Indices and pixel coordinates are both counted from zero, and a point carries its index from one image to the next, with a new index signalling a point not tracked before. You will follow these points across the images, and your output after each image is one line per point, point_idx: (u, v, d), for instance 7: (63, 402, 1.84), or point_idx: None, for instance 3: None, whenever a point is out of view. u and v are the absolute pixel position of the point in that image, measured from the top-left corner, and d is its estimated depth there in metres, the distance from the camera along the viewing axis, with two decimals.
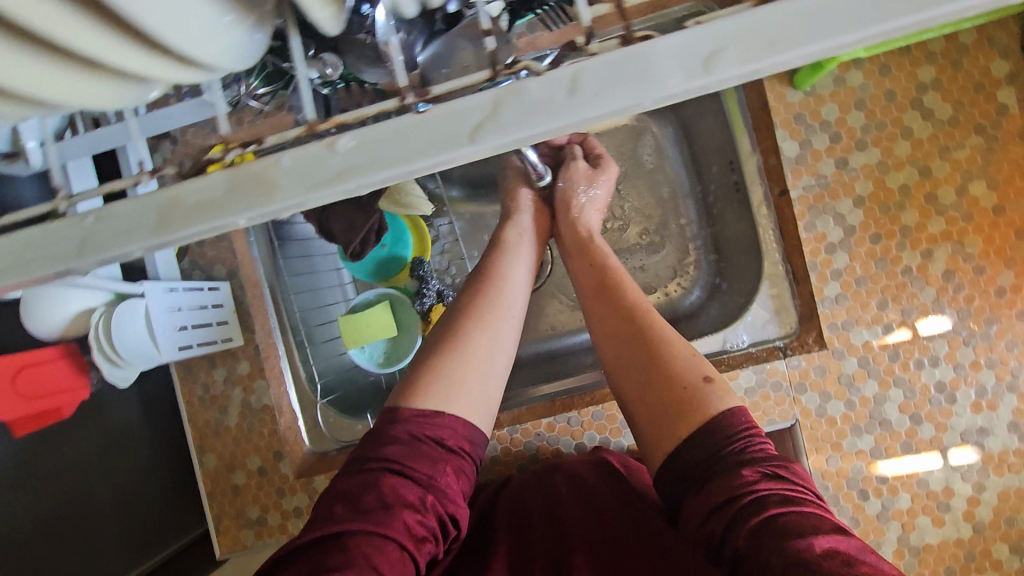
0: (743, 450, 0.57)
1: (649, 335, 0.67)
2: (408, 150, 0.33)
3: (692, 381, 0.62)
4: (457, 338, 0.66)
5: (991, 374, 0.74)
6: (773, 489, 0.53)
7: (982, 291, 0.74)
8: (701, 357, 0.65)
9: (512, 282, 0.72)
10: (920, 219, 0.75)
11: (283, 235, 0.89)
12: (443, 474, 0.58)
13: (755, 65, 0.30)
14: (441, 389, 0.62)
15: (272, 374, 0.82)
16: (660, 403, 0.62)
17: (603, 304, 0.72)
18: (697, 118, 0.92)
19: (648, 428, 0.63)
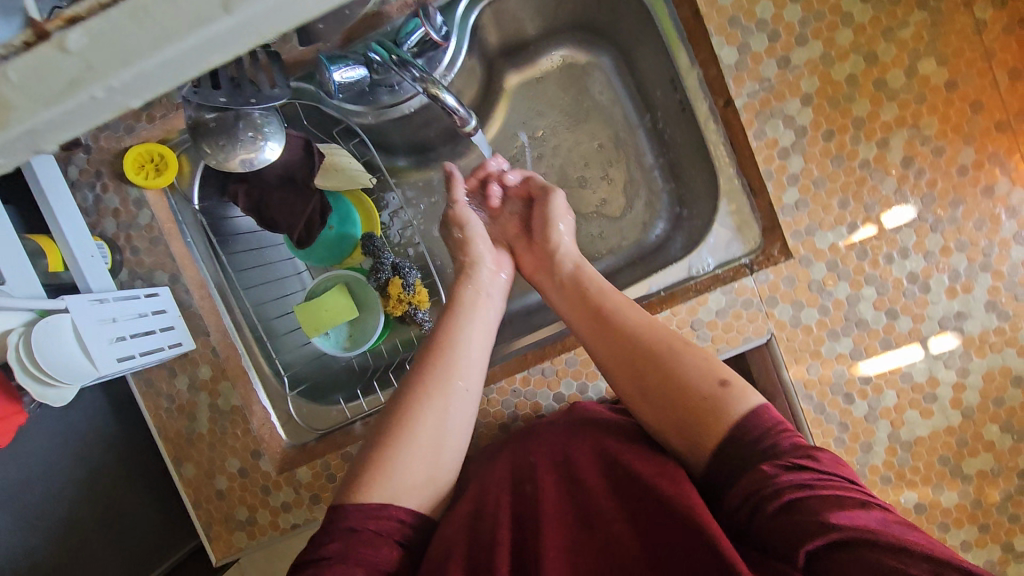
0: (767, 443, 0.55)
1: (656, 355, 0.66)
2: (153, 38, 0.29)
3: (709, 390, 0.61)
4: (404, 420, 0.65)
5: (962, 257, 0.72)
6: (799, 477, 0.51)
7: (943, 172, 0.71)
8: (713, 361, 0.64)
9: (465, 354, 0.71)
10: (872, 108, 0.72)
11: (224, 231, 0.86)
12: (386, 557, 0.57)
13: None
14: (385, 485, 0.60)
15: (236, 374, 0.80)
16: (683, 423, 0.61)
17: (598, 332, 0.71)
18: (634, 43, 0.89)
19: (679, 442, 0.62)
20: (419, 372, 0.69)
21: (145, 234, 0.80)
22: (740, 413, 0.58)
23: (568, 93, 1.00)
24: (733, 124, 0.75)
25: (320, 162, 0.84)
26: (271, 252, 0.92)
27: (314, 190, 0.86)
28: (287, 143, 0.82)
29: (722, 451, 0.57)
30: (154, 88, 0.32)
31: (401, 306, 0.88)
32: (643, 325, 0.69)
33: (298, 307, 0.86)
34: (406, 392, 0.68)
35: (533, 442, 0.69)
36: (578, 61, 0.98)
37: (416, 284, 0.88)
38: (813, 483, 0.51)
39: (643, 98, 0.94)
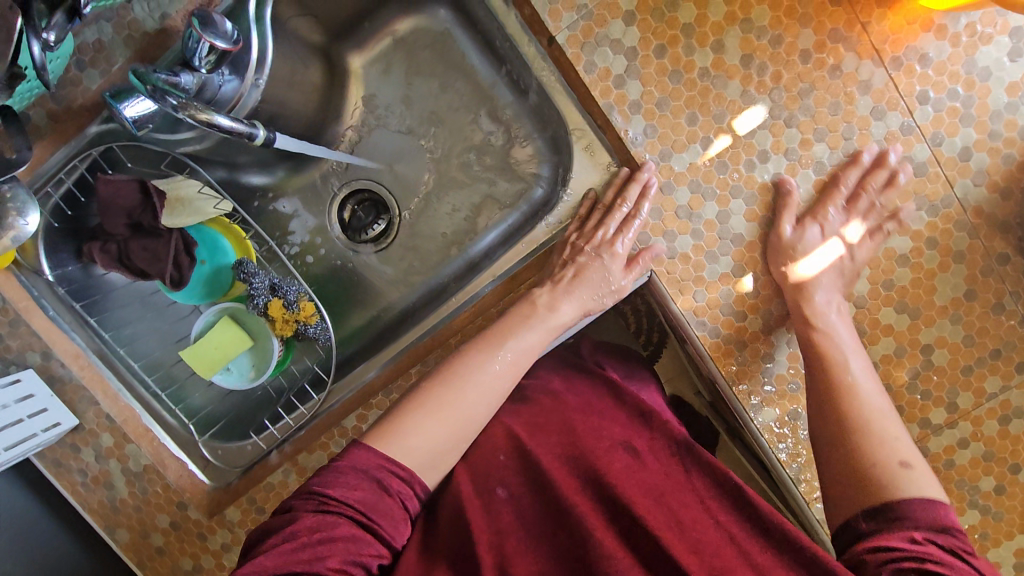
0: (928, 524, 0.57)
1: (870, 430, 0.64)
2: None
3: (886, 466, 0.61)
4: (453, 399, 0.64)
5: (823, 146, 0.69)
6: (948, 560, 0.53)
7: (786, 63, 0.67)
8: (897, 437, 0.64)
9: (528, 347, 0.70)
10: (699, 10, 0.67)
11: (92, 295, 0.83)
12: (400, 532, 0.59)
13: None
14: (422, 453, 0.62)
15: (139, 434, 0.79)
16: (843, 476, 0.63)
17: (815, 375, 0.68)
18: None
19: (830, 481, 0.65)
20: (486, 359, 0.68)
21: (3, 318, 0.77)
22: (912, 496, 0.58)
23: (418, 60, 0.93)
24: (562, 62, 0.71)
25: (162, 202, 0.81)
26: (150, 300, 0.88)
27: (169, 231, 0.83)
28: (121, 190, 0.78)
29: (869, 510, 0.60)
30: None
31: (290, 327, 0.86)
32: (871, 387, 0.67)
33: (185, 352, 0.82)
34: (466, 374, 0.66)
35: (499, 438, 0.68)
36: (418, 25, 0.92)
37: (299, 300, 0.86)
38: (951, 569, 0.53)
39: (490, 48, 0.88)
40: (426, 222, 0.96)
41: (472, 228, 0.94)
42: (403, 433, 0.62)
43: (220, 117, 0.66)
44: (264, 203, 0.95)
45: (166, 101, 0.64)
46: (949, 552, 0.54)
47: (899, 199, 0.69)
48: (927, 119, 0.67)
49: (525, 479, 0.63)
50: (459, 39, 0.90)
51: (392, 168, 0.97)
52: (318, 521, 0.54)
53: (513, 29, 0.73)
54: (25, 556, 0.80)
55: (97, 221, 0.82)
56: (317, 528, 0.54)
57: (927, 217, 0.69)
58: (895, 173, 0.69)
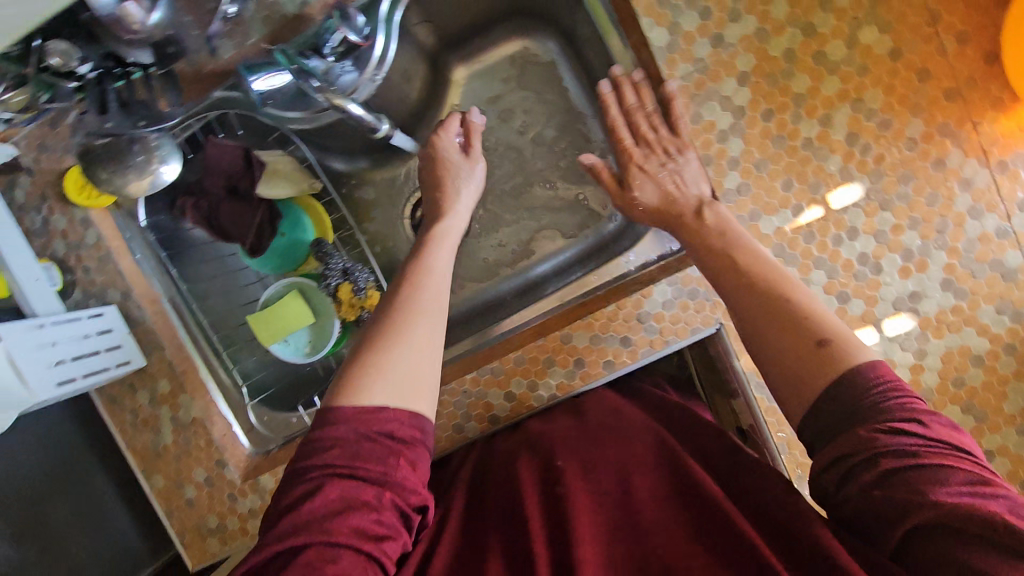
0: (859, 395, 0.51)
1: (790, 312, 0.59)
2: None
3: (807, 347, 0.56)
4: (395, 327, 0.65)
5: (915, 234, 0.69)
6: (900, 444, 0.48)
7: (890, 147, 0.68)
8: (811, 312, 0.58)
9: (439, 271, 0.72)
10: (813, 83, 0.69)
11: (176, 245, 0.87)
12: (396, 469, 0.55)
13: None
14: (362, 376, 0.60)
15: (194, 386, 0.81)
16: (778, 372, 0.57)
17: (726, 273, 0.65)
18: (575, 27, 0.84)
19: (770, 380, 0.59)
20: (404, 291, 0.69)
21: (94, 253, 0.81)
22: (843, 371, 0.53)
23: (518, 84, 0.96)
24: (670, 109, 0.72)
25: (261, 173, 0.85)
26: (226, 260, 0.92)
27: (259, 200, 0.87)
28: (226, 155, 0.83)
29: (809, 413, 0.54)
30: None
31: (354, 312, 0.89)
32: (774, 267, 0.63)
33: (251, 317, 0.86)
34: (404, 307, 0.67)
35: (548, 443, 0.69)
36: (524, 49, 0.94)
37: (367, 288, 0.89)
38: (913, 452, 0.47)
39: (591, 82, 0.90)
40: (496, 235, 0.98)
41: (540, 249, 0.96)
42: (361, 375, 0.60)
43: (352, 106, 0.72)
44: (347, 187, 0.95)
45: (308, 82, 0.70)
46: (897, 434, 0.48)
47: (983, 300, 0.69)
48: None
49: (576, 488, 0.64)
50: (562, 68, 0.93)
51: None
52: (304, 489, 0.53)
53: (625, 69, 0.75)
54: (69, 480, 0.84)
55: (197, 177, 0.85)
56: (304, 500, 0.53)
57: (1009, 323, 0.69)
58: (983, 274, 0.68)
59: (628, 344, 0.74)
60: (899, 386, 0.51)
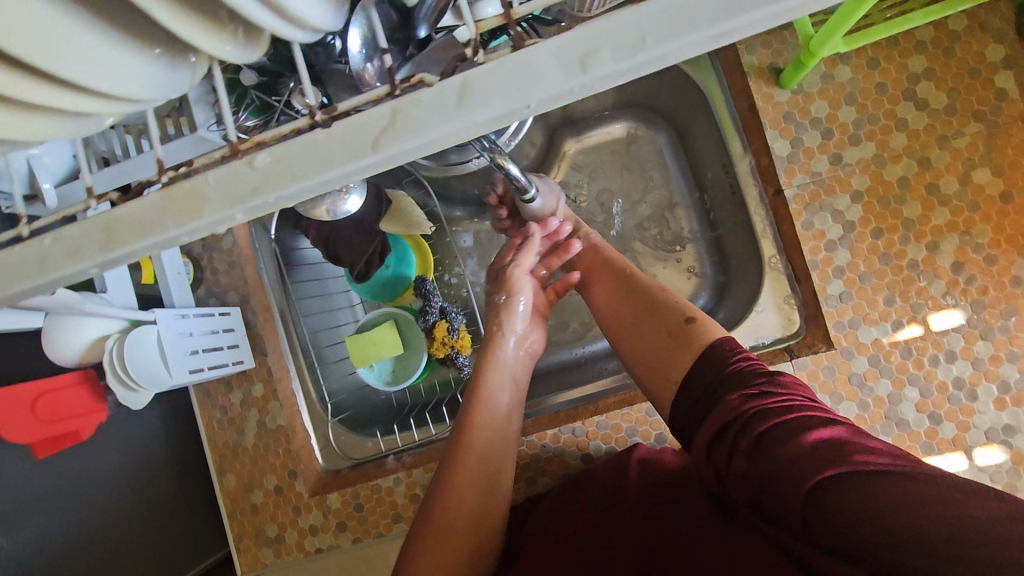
0: (716, 368, 0.60)
1: (659, 309, 0.71)
2: (652, 27, 0.29)
3: (675, 330, 0.67)
4: (437, 524, 0.62)
5: (1014, 368, 0.70)
6: (759, 403, 0.54)
7: (995, 281, 0.71)
8: (684, 304, 0.70)
9: (494, 436, 0.70)
10: (923, 210, 0.73)
11: (293, 260, 0.94)
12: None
13: (629, 62, 0.30)
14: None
15: (285, 395, 0.85)
16: (650, 358, 0.68)
17: (611, 287, 0.77)
18: (691, 126, 0.91)
19: (646, 371, 0.68)
20: (448, 465, 0.67)
21: (225, 257, 0.88)
22: (697, 347, 0.64)
23: (625, 162, 1.01)
24: (781, 212, 0.78)
25: (386, 208, 0.92)
26: (329, 283, 0.98)
27: (376, 230, 0.92)
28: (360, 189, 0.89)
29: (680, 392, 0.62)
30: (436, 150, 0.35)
31: (443, 349, 0.92)
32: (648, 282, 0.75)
33: (351, 339, 0.91)
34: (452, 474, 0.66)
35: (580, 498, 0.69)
36: (638, 135, 1.00)
37: (460, 330, 0.93)
38: (773, 407, 0.53)
39: (697, 174, 0.95)
40: None
41: None
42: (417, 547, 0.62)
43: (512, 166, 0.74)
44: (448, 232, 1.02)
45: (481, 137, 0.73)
46: (768, 399, 0.54)
47: None
48: None
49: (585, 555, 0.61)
50: (668, 157, 0.98)
51: None
52: None
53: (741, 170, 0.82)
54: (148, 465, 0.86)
55: None
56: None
57: None
58: None
59: None
60: (747, 353, 0.61)
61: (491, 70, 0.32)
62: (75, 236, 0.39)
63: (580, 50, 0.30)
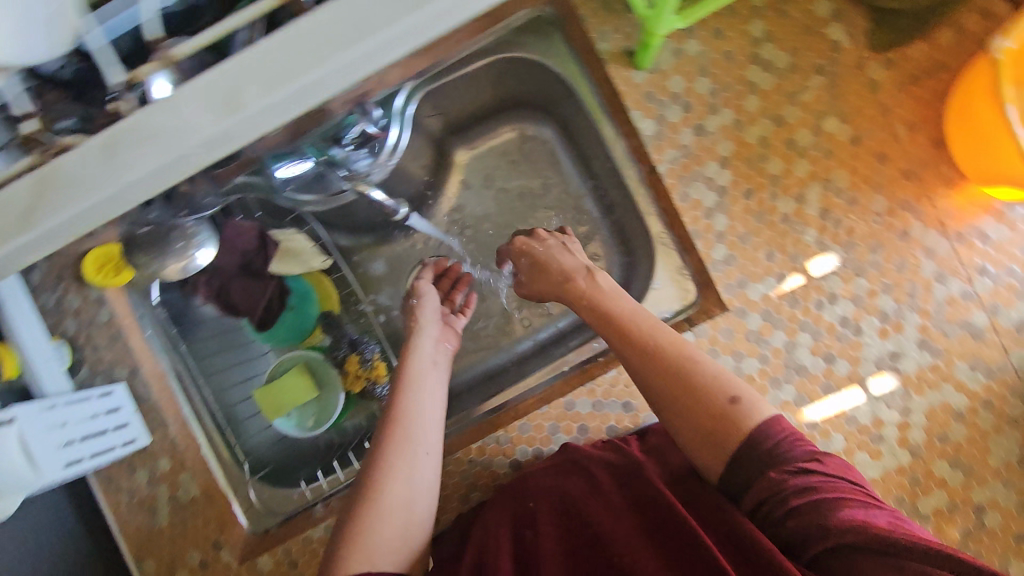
0: (768, 452, 0.56)
1: (689, 369, 0.64)
2: (290, 66, 0.43)
3: (717, 404, 0.60)
4: (377, 493, 0.61)
5: (889, 298, 0.75)
6: (806, 481, 0.53)
7: (858, 221, 0.76)
8: (722, 371, 0.63)
9: (428, 416, 0.69)
10: (785, 165, 0.77)
11: (184, 319, 0.88)
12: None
13: (267, 98, 0.43)
14: (351, 546, 0.58)
15: (195, 464, 0.80)
16: (691, 431, 0.61)
17: (619, 331, 0.70)
18: (567, 116, 0.92)
19: (682, 441, 0.62)
20: (385, 440, 0.66)
21: (105, 331, 0.80)
22: (747, 432, 0.58)
23: (514, 162, 1.00)
24: (659, 188, 0.79)
25: (274, 249, 0.87)
26: (230, 336, 0.93)
27: (271, 277, 0.89)
28: (242, 234, 0.84)
29: (727, 471, 0.58)
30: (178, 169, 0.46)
31: (359, 383, 0.90)
32: (672, 341, 0.67)
33: (258, 392, 0.87)
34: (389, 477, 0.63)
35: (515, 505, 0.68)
36: (520, 133, 0.99)
37: (373, 359, 0.90)
38: (816, 486, 0.52)
39: (582, 162, 0.96)
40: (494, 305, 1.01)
41: (538, 316, 0.97)
42: (353, 547, 0.58)
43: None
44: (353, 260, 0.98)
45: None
46: (804, 474, 0.54)
47: (957, 358, 0.74)
48: (986, 290, 0.74)
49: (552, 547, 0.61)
50: (553, 149, 0.99)
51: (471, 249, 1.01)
52: None
53: (617, 153, 0.83)
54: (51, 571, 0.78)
55: None
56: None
57: (983, 379, 0.74)
58: (954, 333, 0.74)
59: (630, 409, 0.76)
60: (799, 435, 0.57)
61: (136, 124, 0.45)
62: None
63: (238, 89, 0.43)
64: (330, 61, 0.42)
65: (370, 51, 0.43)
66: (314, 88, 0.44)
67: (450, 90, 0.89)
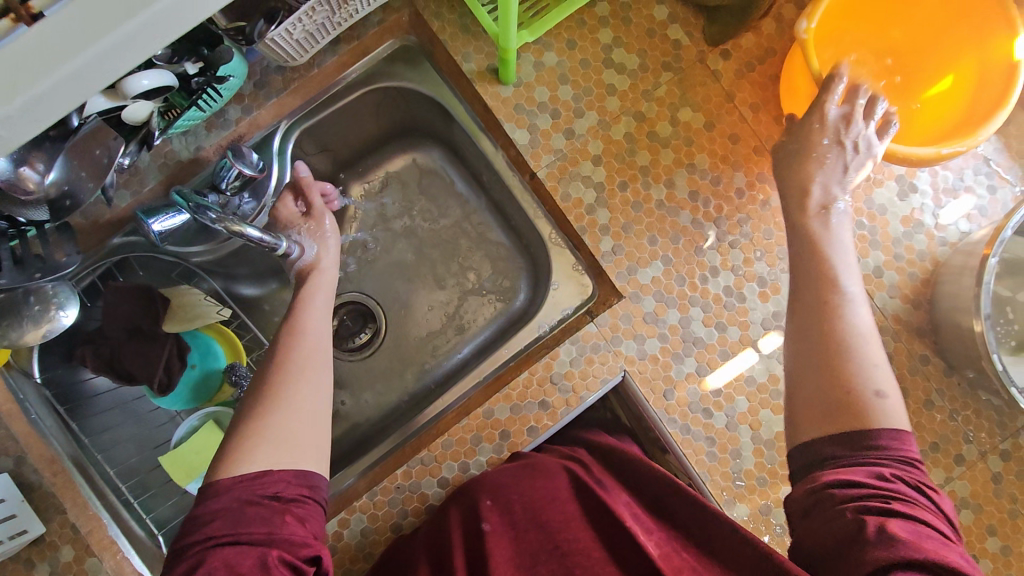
0: (895, 458, 0.55)
1: (854, 344, 0.60)
2: (16, 79, 0.36)
3: (862, 391, 0.57)
4: (276, 397, 0.63)
5: (763, 264, 0.81)
6: (909, 495, 0.52)
7: (725, 198, 0.82)
8: (882, 369, 0.59)
9: (318, 334, 0.71)
10: (652, 156, 0.83)
11: (73, 397, 0.83)
12: (282, 526, 0.54)
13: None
14: (242, 443, 0.59)
15: (103, 546, 0.74)
16: (825, 395, 0.59)
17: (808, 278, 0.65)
18: (451, 137, 0.95)
19: (807, 398, 0.60)
20: (283, 349, 0.68)
21: None
22: (873, 430, 0.55)
23: (410, 189, 1.02)
24: (542, 192, 0.83)
25: (165, 308, 0.85)
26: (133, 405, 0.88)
27: (167, 334, 0.86)
28: (125, 297, 0.82)
29: (829, 438, 0.57)
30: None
31: None
32: (856, 316, 0.62)
33: (165, 458, 0.82)
34: (281, 380, 0.65)
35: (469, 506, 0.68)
36: (411, 161, 1.01)
37: None
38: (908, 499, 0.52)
39: (474, 181, 0.99)
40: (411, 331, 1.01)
41: (454, 334, 0.97)
42: (244, 446, 0.59)
43: (250, 229, 0.74)
44: (255, 306, 0.95)
45: (205, 215, 0.73)
46: (894, 480, 0.53)
47: None
48: None
49: (506, 555, 0.64)
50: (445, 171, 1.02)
51: (381, 278, 1.00)
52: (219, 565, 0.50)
53: (499, 165, 0.87)
54: None
55: (98, 323, 0.84)
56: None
57: None
58: None
59: (546, 407, 0.78)
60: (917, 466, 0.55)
61: None
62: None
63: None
64: (54, 73, 0.37)
65: (112, 50, 0.38)
66: (56, 104, 0.38)
67: (329, 127, 0.90)
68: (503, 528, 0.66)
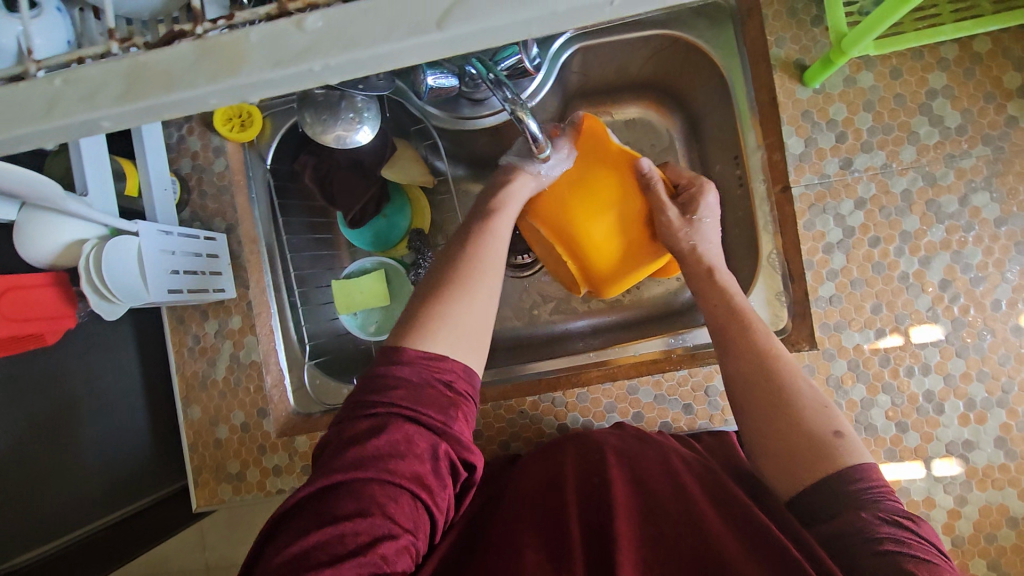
0: (883, 509, 0.52)
1: (800, 398, 0.61)
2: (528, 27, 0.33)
3: (821, 435, 0.58)
4: (458, 284, 0.64)
5: (981, 387, 0.73)
6: (898, 533, 0.50)
7: (978, 302, 0.73)
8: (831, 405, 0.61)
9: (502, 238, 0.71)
10: (920, 225, 0.75)
11: (286, 196, 0.88)
12: (454, 421, 0.57)
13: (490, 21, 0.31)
14: (424, 322, 0.61)
15: (264, 329, 0.82)
16: (788, 451, 0.58)
17: (734, 345, 0.66)
18: (705, 112, 0.90)
19: (769, 462, 0.60)
20: (468, 242, 0.69)
21: (215, 181, 0.83)
22: (838, 468, 0.55)
23: (636, 146, 0.99)
24: (786, 209, 0.78)
25: (391, 154, 0.87)
26: (317, 225, 0.94)
27: (375, 178, 0.88)
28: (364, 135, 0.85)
29: (809, 489, 0.56)
30: (356, 72, 0.34)
31: None
32: (794, 368, 0.63)
33: (336, 283, 0.91)
34: (467, 269, 0.66)
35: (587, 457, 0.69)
36: (652, 117, 0.98)
37: None
38: (905, 541, 0.49)
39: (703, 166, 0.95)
40: None
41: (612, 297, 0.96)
42: (425, 325, 0.61)
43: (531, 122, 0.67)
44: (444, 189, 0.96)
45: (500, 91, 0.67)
46: (894, 525, 0.51)
47: None
48: None
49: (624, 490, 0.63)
50: (677, 143, 0.97)
51: None
52: (391, 444, 0.53)
53: (750, 163, 0.80)
54: (101, 386, 0.82)
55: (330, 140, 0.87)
56: (369, 437, 0.53)
57: None
58: None
59: (689, 412, 0.77)
60: (888, 490, 0.54)
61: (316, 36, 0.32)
62: (97, 77, 0.34)
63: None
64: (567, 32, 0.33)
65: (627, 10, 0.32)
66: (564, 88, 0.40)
67: (604, 52, 0.86)
68: (624, 478, 0.65)
